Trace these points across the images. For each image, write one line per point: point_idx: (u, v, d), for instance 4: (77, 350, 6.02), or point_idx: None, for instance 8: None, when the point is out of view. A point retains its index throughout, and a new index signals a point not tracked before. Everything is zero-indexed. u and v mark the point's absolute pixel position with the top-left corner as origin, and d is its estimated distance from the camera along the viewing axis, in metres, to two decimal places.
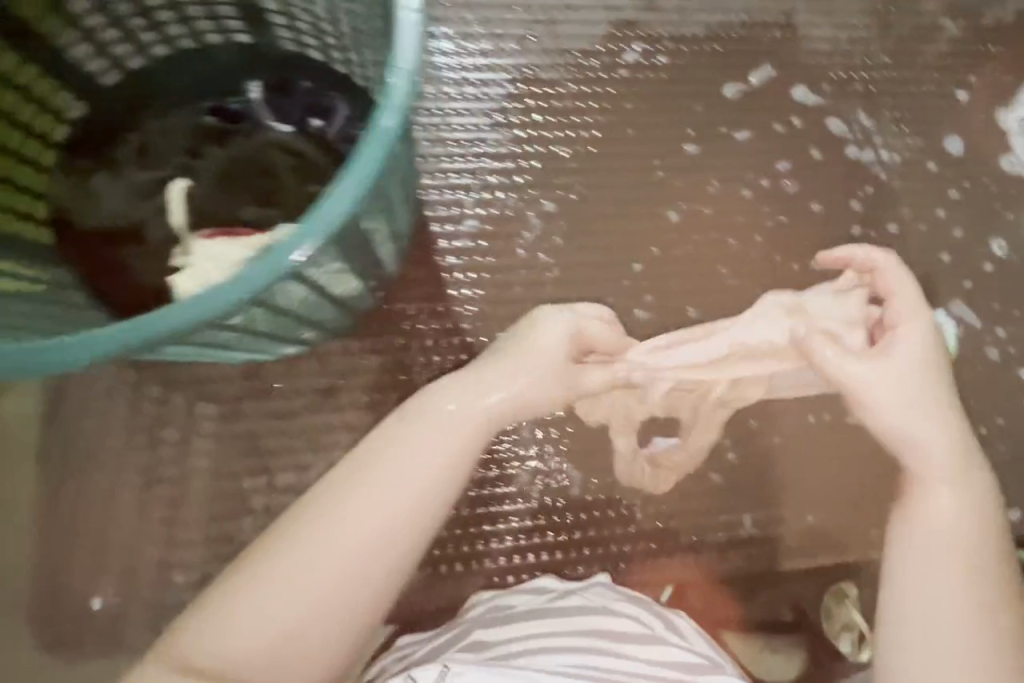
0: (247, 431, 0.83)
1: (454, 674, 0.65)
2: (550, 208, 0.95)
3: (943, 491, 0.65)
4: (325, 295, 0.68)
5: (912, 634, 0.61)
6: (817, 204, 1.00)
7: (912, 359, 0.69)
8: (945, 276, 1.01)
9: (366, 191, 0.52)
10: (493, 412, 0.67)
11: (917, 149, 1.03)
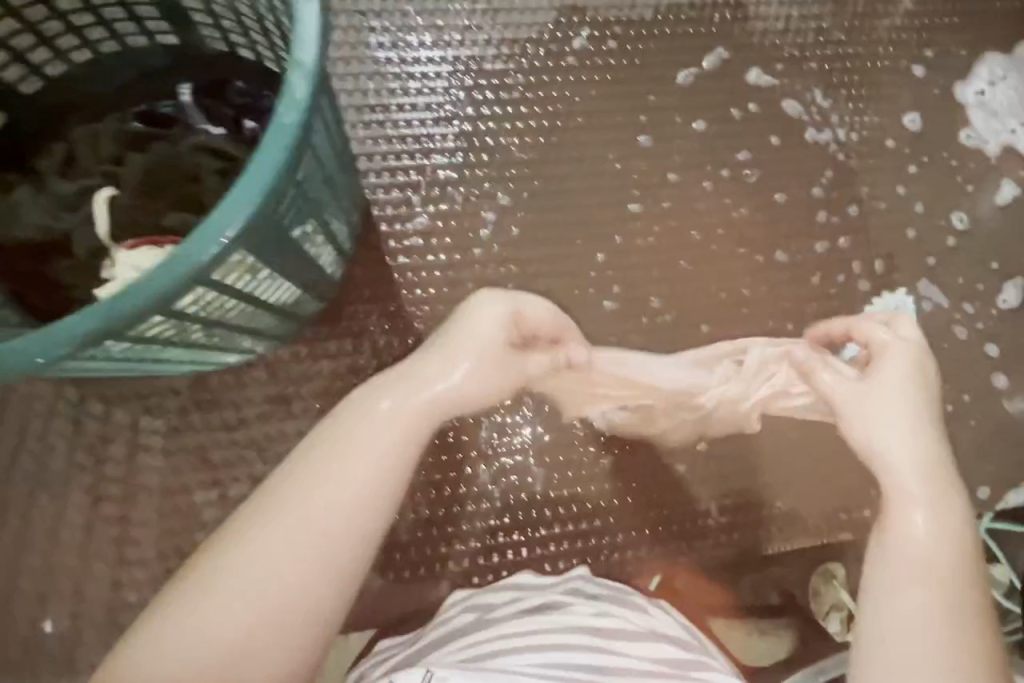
0: (196, 445, 0.82)
1: (438, 679, 0.63)
2: (503, 202, 0.93)
3: (921, 504, 0.58)
4: (257, 302, 0.65)
5: (889, 654, 0.53)
6: (781, 194, 0.99)
7: (898, 385, 0.65)
8: (907, 253, 1.00)
9: (271, 195, 0.50)
10: (437, 400, 0.64)
11: (874, 127, 1.02)
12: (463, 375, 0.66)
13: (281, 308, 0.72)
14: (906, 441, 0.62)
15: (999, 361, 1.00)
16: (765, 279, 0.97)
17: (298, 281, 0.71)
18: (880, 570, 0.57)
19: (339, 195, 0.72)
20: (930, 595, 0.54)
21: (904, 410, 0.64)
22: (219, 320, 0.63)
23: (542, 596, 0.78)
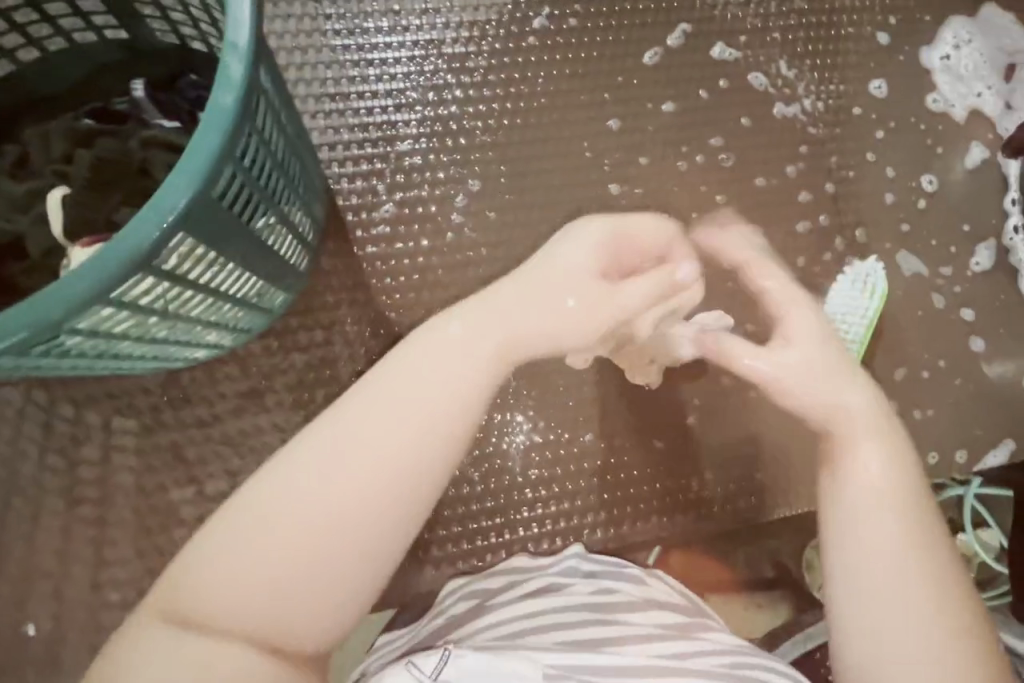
0: (170, 442, 0.82)
1: (457, 657, 0.59)
2: (475, 187, 0.93)
3: (869, 446, 0.56)
4: (218, 293, 0.65)
5: (867, 621, 0.52)
6: (761, 176, 0.99)
7: (820, 352, 0.61)
8: (879, 220, 1.00)
9: (211, 172, 0.50)
10: (510, 346, 0.54)
11: (840, 95, 1.01)
12: (560, 318, 0.56)
13: (245, 300, 0.71)
14: (830, 394, 0.59)
15: (976, 324, 1.00)
16: (737, 254, 0.97)
17: (261, 273, 0.70)
18: (842, 529, 0.54)
19: (297, 183, 0.72)
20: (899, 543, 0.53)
21: (827, 366, 0.60)
22: (180, 313, 0.63)
23: (544, 578, 0.78)
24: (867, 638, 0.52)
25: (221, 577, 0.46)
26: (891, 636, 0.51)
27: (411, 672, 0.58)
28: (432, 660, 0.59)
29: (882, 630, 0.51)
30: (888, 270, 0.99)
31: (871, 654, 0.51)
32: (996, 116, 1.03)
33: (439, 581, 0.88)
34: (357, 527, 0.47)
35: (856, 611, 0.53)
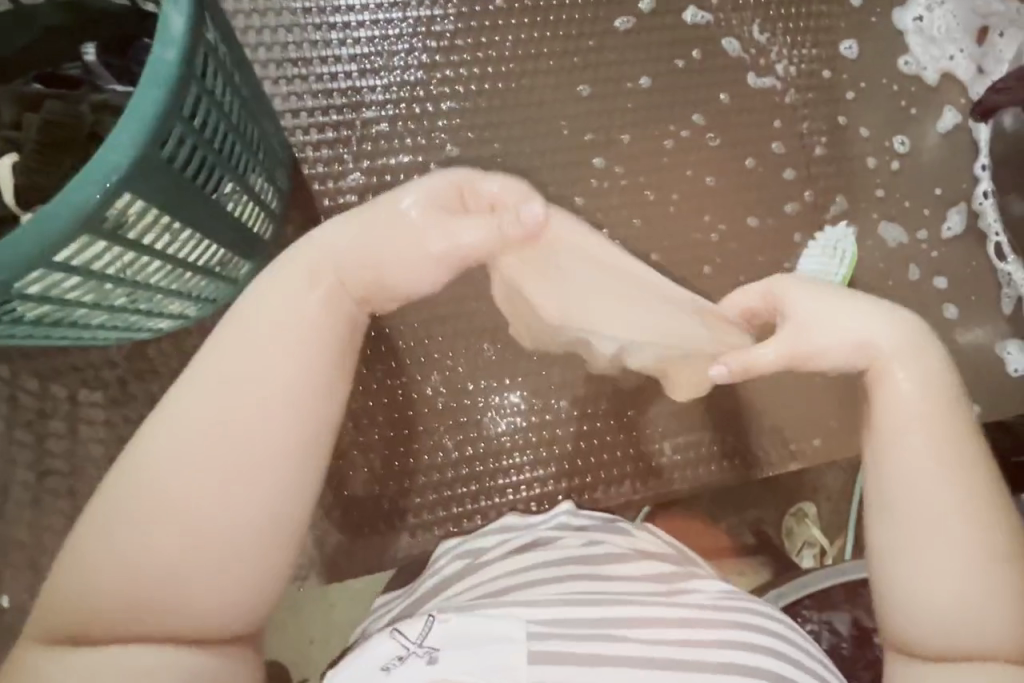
0: (139, 415, 0.81)
1: (441, 622, 0.62)
2: (452, 154, 0.92)
3: (906, 376, 0.56)
4: (176, 260, 0.63)
5: (901, 555, 0.53)
6: (751, 159, 0.98)
7: (813, 309, 0.59)
8: (855, 183, 0.99)
9: (157, 128, 0.49)
10: (349, 280, 0.55)
11: (812, 59, 1.00)
12: (409, 248, 0.57)
13: (207, 267, 0.69)
14: (841, 336, 0.58)
15: (948, 292, 0.98)
16: (712, 221, 0.96)
17: (225, 240, 0.68)
18: (886, 463, 0.55)
19: (256, 147, 0.70)
20: (941, 474, 0.53)
21: (839, 314, 0.58)
22: (135, 280, 0.61)
23: (531, 535, 0.78)
24: (899, 569, 0.53)
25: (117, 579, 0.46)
26: (923, 568, 0.52)
27: (399, 639, 0.61)
28: (417, 626, 0.62)
29: (915, 563, 0.52)
30: (864, 233, 0.98)
31: (903, 587, 0.53)
32: (968, 80, 1.02)
33: (416, 548, 0.89)
34: (258, 478, 0.49)
35: (890, 543, 0.54)
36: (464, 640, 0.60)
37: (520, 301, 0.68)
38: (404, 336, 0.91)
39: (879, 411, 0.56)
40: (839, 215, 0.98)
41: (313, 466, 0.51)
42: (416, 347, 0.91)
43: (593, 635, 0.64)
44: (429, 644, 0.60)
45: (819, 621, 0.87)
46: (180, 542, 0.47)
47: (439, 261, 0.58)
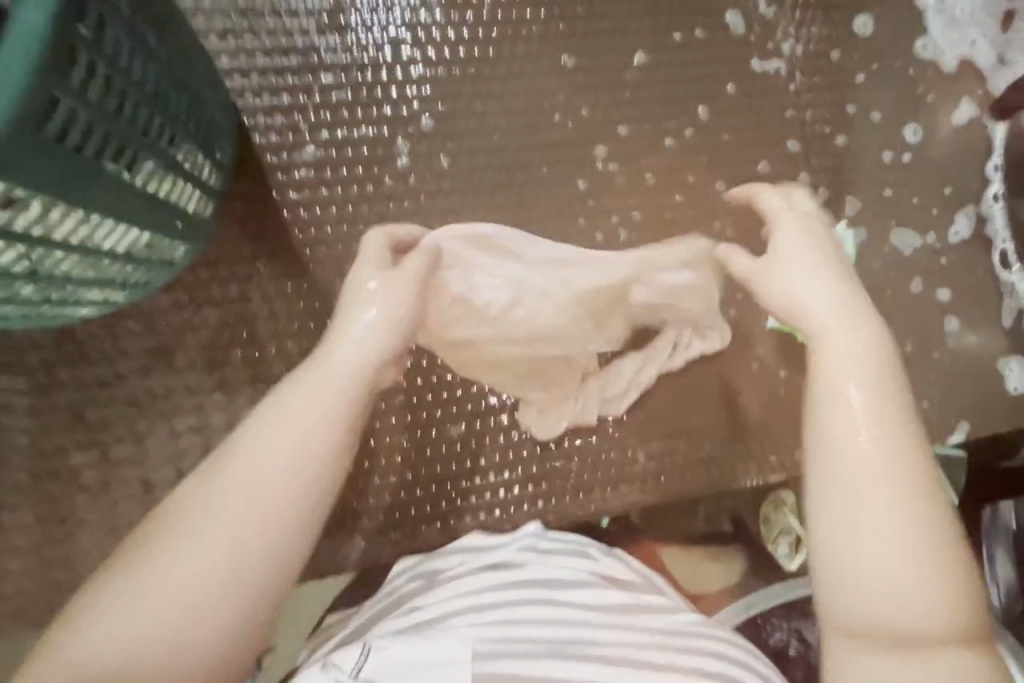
0: (67, 403, 0.76)
1: (378, 651, 0.57)
2: (426, 127, 0.84)
3: (853, 328, 0.52)
4: (85, 250, 0.56)
5: (838, 528, 0.46)
6: (766, 163, 0.89)
7: (805, 272, 0.58)
8: (862, 177, 0.90)
9: (27, 99, 0.41)
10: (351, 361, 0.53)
11: (821, 38, 0.91)
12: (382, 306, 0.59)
13: (130, 253, 0.62)
14: (815, 281, 0.57)
15: (951, 305, 0.89)
16: (701, 213, 0.87)
17: (148, 222, 0.61)
18: (822, 424, 0.49)
19: (184, 117, 0.63)
20: (884, 436, 0.47)
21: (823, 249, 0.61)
22: (40, 274, 0.54)
23: (491, 558, 0.73)
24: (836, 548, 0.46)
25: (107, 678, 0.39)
26: (859, 544, 0.45)
27: (332, 673, 0.56)
28: (352, 656, 0.57)
29: (852, 538, 0.45)
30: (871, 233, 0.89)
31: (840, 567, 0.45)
32: (989, 69, 0.93)
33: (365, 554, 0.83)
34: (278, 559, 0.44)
35: (828, 515, 0.47)
36: (399, 673, 0.56)
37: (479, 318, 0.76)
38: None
39: (814, 367, 0.52)
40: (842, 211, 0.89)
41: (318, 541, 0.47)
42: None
43: (539, 657, 0.60)
44: (363, 677, 0.56)
45: (788, 630, 0.83)
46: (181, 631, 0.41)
47: (398, 290, 0.61)
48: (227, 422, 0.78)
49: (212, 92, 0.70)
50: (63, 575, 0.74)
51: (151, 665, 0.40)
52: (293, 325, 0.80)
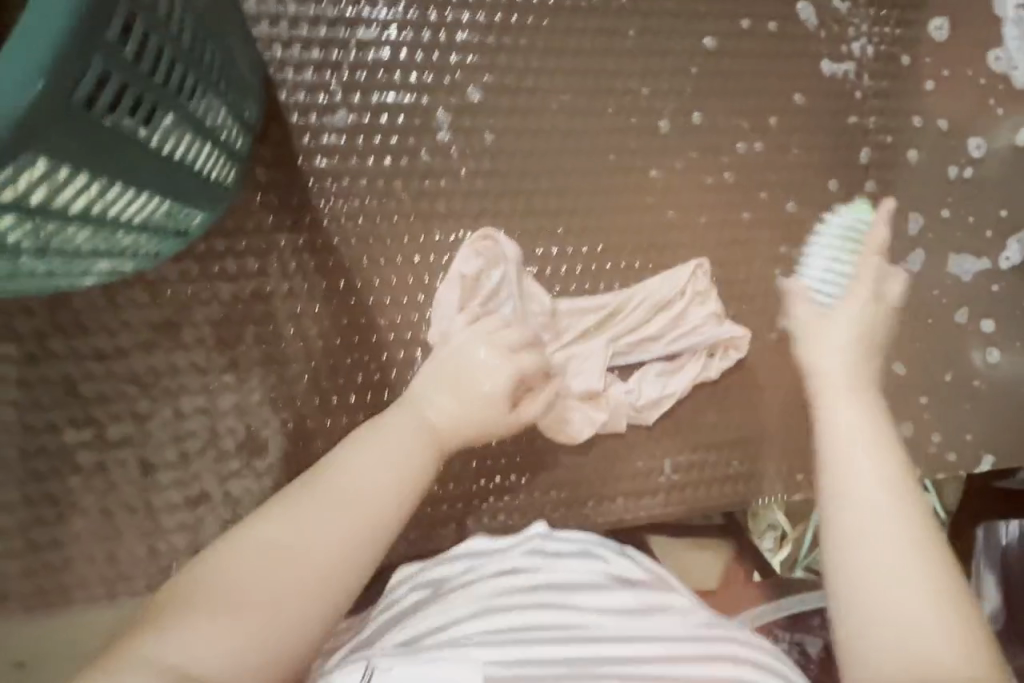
0: (61, 376, 0.69)
1: (382, 670, 0.49)
2: (475, 98, 0.78)
3: (859, 401, 0.57)
4: (99, 222, 0.49)
5: (883, 589, 0.48)
6: (835, 181, 0.84)
7: (841, 330, 0.63)
8: (920, 191, 0.86)
9: (64, 65, 0.36)
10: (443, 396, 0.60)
11: (893, 39, 0.86)
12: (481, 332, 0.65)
13: (147, 226, 0.56)
14: (841, 357, 0.61)
15: (994, 336, 0.86)
16: (753, 217, 0.82)
17: (169, 193, 0.55)
18: (850, 490, 0.52)
19: (215, 74, 0.55)
20: (906, 502, 0.51)
21: (873, 328, 0.64)
22: (46, 247, 0.48)
23: (500, 564, 0.66)
24: (877, 611, 0.47)
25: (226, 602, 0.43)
26: (905, 605, 0.47)
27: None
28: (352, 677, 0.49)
29: (894, 599, 0.47)
30: (925, 251, 0.85)
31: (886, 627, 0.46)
32: None
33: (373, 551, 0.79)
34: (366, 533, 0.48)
35: (870, 575, 0.48)
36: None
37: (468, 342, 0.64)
38: (385, 300, 0.76)
39: (823, 436, 0.56)
40: (899, 225, 0.85)
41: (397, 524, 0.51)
42: (399, 312, 0.76)
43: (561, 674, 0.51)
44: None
45: (789, 640, 0.84)
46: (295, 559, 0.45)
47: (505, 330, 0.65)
48: (236, 405, 0.72)
49: (243, 46, 0.63)
50: (53, 559, 0.70)
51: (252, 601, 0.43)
52: (314, 305, 0.74)
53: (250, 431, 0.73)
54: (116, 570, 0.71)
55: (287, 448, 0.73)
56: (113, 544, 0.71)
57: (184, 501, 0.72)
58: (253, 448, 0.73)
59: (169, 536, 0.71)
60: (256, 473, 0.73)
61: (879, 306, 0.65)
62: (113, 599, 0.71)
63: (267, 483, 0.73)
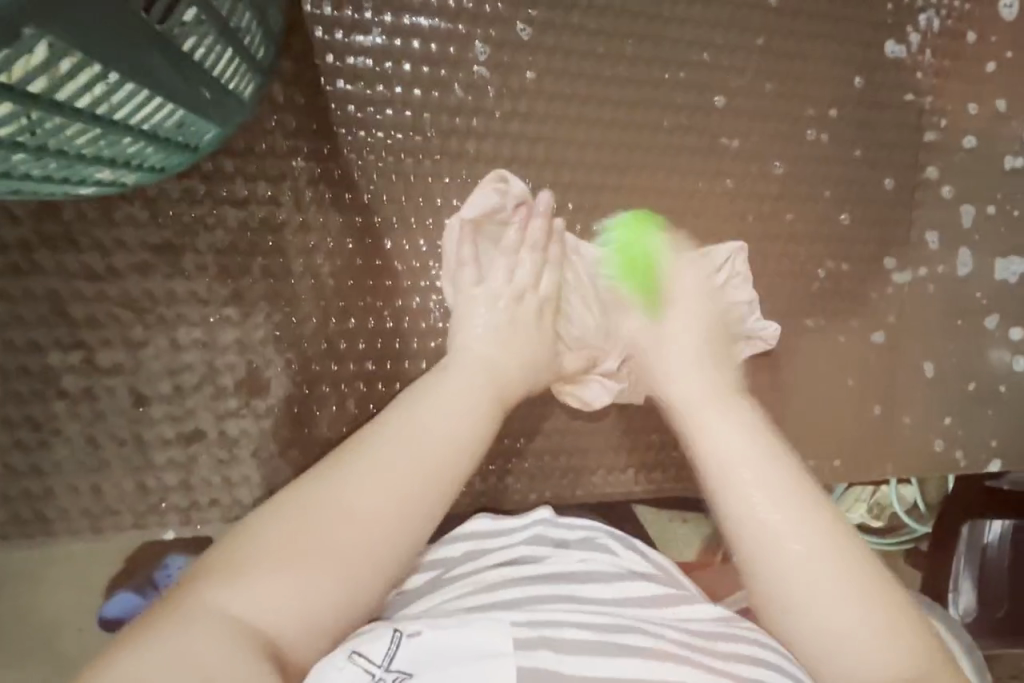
0: (49, 294, 0.64)
1: (411, 638, 0.45)
2: (522, 35, 0.72)
3: (724, 414, 0.60)
4: (108, 123, 0.45)
5: (796, 588, 0.50)
6: (891, 178, 0.80)
7: (687, 338, 0.67)
8: (969, 180, 0.82)
9: None
10: (489, 359, 0.61)
11: (962, 13, 0.80)
12: (515, 304, 0.65)
13: (159, 135, 0.52)
14: (694, 374, 0.64)
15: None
16: (796, 191, 0.78)
17: (189, 100, 0.50)
18: (736, 504, 0.53)
19: None
20: (789, 501, 0.53)
21: (708, 334, 0.68)
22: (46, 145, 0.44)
23: (505, 554, 0.63)
24: (794, 609, 0.49)
25: (264, 581, 0.43)
26: (816, 600, 0.49)
27: (358, 664, 0.43)
28: (381, 645, 0.44)
29: (808, 607, 0.49)
30: (965, 242, 0.82)
31: (804, 621, 0.49)
32: None
33: None
34: (414, 504, 0.49)
35: (778, 579, 0.50)
36: (439, 659, 0.45)
37: (512, 312, 0.65)
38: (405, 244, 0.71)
39: (704, 455, 0.57)
40: (943, 213, 0.81)
41: (449, 497, 0.51)
42: (420, 259, 0.71)
43: (595, 649, 0.48)
44: (397, 669, 0.44)
45: None
46: (336, 538, 0.45)
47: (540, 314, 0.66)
48: (237, 342, 0.68)
49: None
50: (34, 487, 0.66)
51: (294, 581, 0.43)
52: (328, 241, 0.69)
53: (251, 369, 0.68)
54: (101, 504, 0.67)
55: (290, 391, 0.69)
56: (98, 477, 0.67)
57: (177, 436, 0.68)
58: (253, 387, 0.68)
59: (158, 472, 0.68)
60: (255, 414, 0.69)
61: (694, 300, 0.69)
62: (97, 534, 0.67)
63: (267, 425, 0.69)
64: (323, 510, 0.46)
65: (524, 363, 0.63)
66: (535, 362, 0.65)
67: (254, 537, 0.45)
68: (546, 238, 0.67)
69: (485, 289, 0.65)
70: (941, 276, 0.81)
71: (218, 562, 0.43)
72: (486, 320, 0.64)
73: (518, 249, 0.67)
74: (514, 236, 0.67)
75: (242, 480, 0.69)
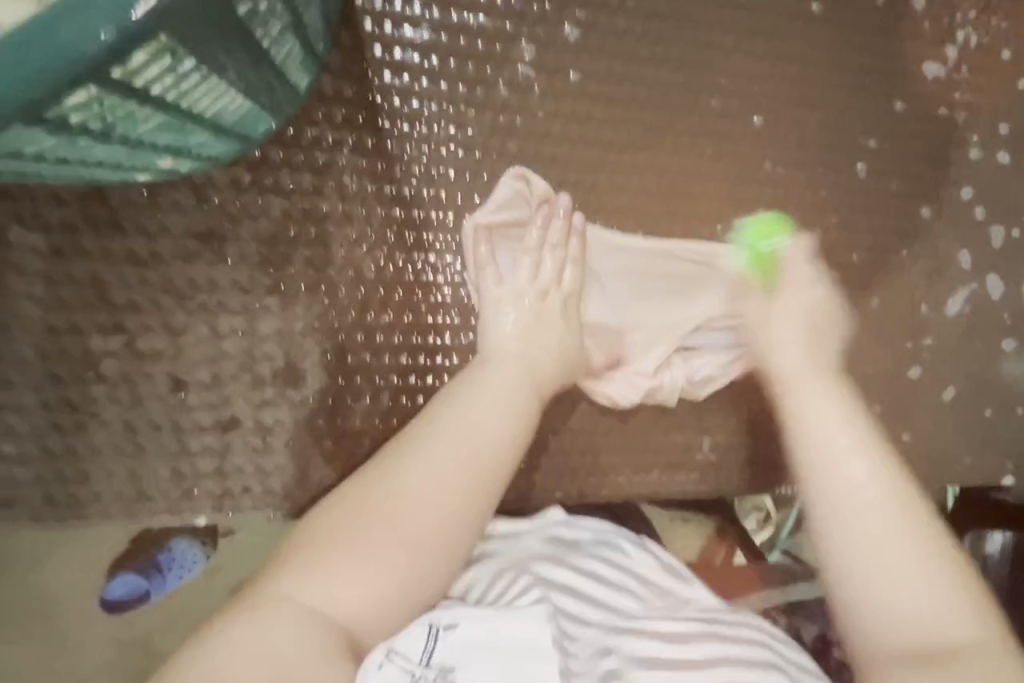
0: (92, 277, 0.64)
1: (447, 632, 0.45)
2: (568, 35, 0.72)
3: (824, 388, 0.60)
4: (175, 110, 0.46)
5: (876, 561, 0.50)
6: (929, 207, 0.81)
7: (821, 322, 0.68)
8: (998, 195, 0.83)
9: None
10: (525, 353, 0.62)
11: (999, 30, 0.81)
12: (541, 302, 0.66)
13: (220, 125, 0.52)
14: (802, 349, 0.65)
15: None
16: (830, 201, 0.79)
17: (250, 89, 0.51)
18: (817, 466, 0.55)
19: None
20: (869, 475, 0.53)
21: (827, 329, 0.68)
22: (112, 130, 0.44)
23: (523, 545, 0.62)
24: (853, 570, 0.50)
25: (324, 577, 0.45)
26: (875, 560, 0.50)
27: (397, 664, 0.43)
28: (417, 641, 0.44)
29: (889, 582, 0.49)
30: (991, 256, 0.83)
31: (859, 578, 0.50)
32: None
33: None
34: (463, 498, 0.50)
35: (842, 537, 0.52)
36: (476, 655, 0.44)
37: (537, 311, 0.65)
38: (442, 238, 0.71)
39: (795, 420, 0.59)
40: (972, 229, 0.82)
41: (494, 494, 0.52)
42: (458, 254, 0.71)
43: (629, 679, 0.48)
44: (436, 664, 0.44)
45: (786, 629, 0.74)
46: (394, 533, 0.47)
47: (569, 314, 0.67)
48: (276, 332, 0.68)
49: None
50: (70, 469, 0.66)
51: (354, 575, 0.45)
52: (368, 233, 0.69)
53: (288, 360, 0.69)
54: (136, 489, 0.67)
55: (325, 382, 0.69)
56: (134, 462, 0.67)
57: (213, 424, 0.68)
58: (289, 377, 0.69)
59: (193, 459, 0.68)
60: (290, 404, 0.69)
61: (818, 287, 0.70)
62: (131, 518, 0.67)
63: (301, 415, 0.69)
64: (378, 508, 0.48)
65: (561, 359, 0.64)
66: (569, 357, 0.66)
67: (314, 535, 0.47)
68: (565, 234, 0.68)
69: (509, 289, 0.66)
70: (966, 292, 0.83)
71: (281, 560, 0.46)
72: (513, 316, 0.64)
73: (539, 248, 0.68)
74: (536, 235, 0.67)
75: (275, 469, 0.69)
